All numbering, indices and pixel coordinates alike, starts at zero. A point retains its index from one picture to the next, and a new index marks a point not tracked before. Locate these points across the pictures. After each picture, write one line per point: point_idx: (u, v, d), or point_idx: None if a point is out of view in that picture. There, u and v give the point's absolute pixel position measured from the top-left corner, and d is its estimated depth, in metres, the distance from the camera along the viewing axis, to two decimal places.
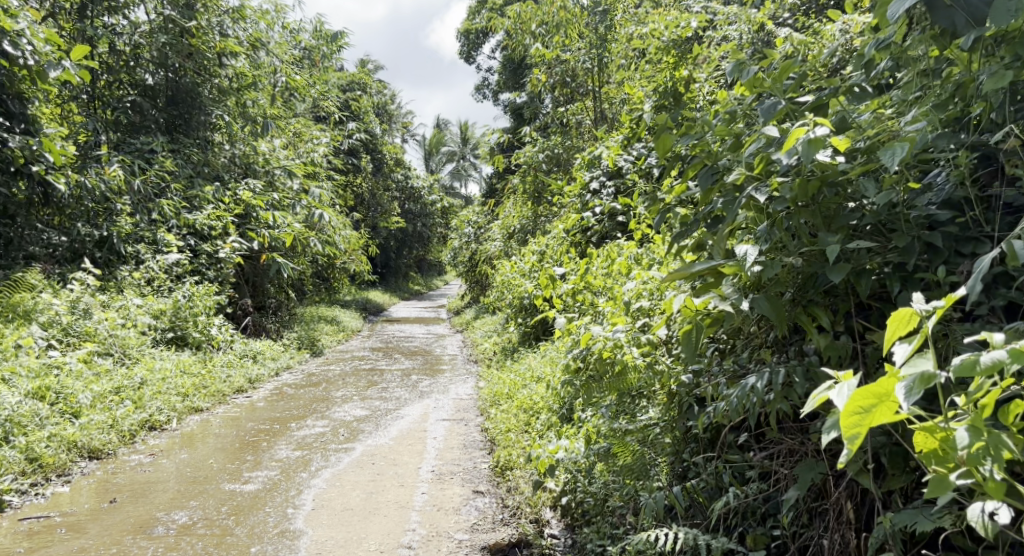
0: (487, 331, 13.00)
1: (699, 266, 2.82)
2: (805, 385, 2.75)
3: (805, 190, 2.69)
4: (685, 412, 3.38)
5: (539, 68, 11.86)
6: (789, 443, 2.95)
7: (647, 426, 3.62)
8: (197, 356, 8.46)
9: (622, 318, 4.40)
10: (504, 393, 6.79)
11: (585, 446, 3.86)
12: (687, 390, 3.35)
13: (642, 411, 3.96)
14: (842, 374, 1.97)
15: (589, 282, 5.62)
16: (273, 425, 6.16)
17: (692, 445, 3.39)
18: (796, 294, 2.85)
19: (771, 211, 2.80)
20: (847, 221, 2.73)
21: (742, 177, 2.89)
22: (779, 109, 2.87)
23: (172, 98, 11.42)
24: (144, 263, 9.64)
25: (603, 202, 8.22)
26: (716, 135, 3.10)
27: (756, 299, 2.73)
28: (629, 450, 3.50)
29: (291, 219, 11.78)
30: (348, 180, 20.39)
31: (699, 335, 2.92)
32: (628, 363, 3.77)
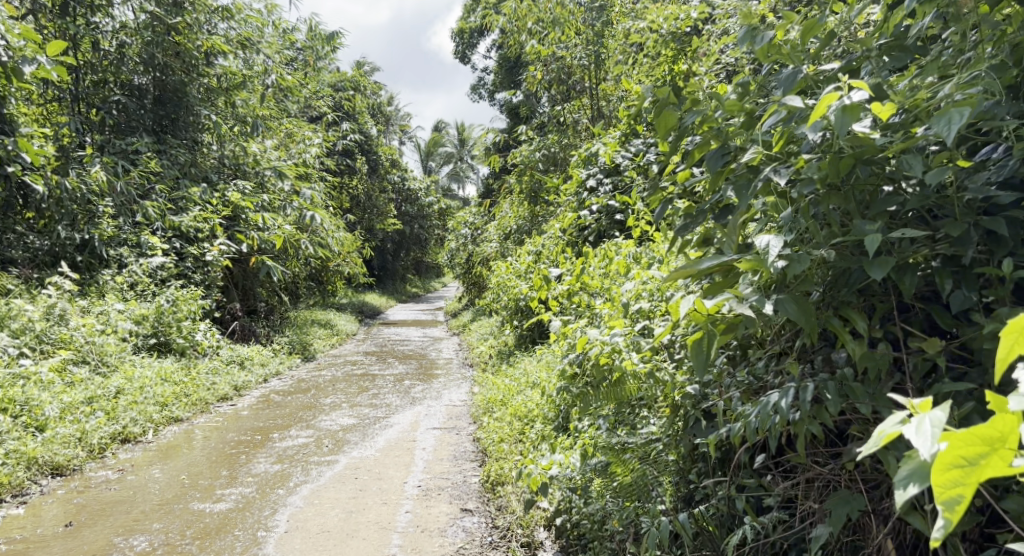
0: (484, 334, 12.70)
1: (707, 263, 2.50)
2: (838, 404, 2.48)
3: (836, 168, 2.42)
4: (691, 427, 3.09)
5: (535, 64, 11.57)
6: (816, 472, 2.68)
7: (648, 442, 3.32)
8: (181, 363, 8.16)
9: (621, 321, 4.11)
10: (498, 399, 6.50)
11: (581, 462, 3.55)
12: (693, 402, 3.09)
13: (644, 422, 3.67)
14: (923, 404, 1.64)
15: (585, 282, 5.35)
16: (255, 436, 5.86)
17: (700, 465, 3.11)
18: (826, 293, 2.57)
19: (796, 196, 2.53)
20: (886, 207, 2.45)
21: (759, 157, 2.63)
22: (799, 79, 2.65)
23: (159, 98, 11.14)
24: (127, 267, 9.35)
25: (600, 200, 7.95)
26: (727, 112, 2.83)
27: (782, 302, 2.44)
28: (627, 468, 3.24)
29: (281, 221, 11.51)
30: (342, 182, 20.10)
31: (711, 344, 2.57)
32: (628, 370, 3.52)
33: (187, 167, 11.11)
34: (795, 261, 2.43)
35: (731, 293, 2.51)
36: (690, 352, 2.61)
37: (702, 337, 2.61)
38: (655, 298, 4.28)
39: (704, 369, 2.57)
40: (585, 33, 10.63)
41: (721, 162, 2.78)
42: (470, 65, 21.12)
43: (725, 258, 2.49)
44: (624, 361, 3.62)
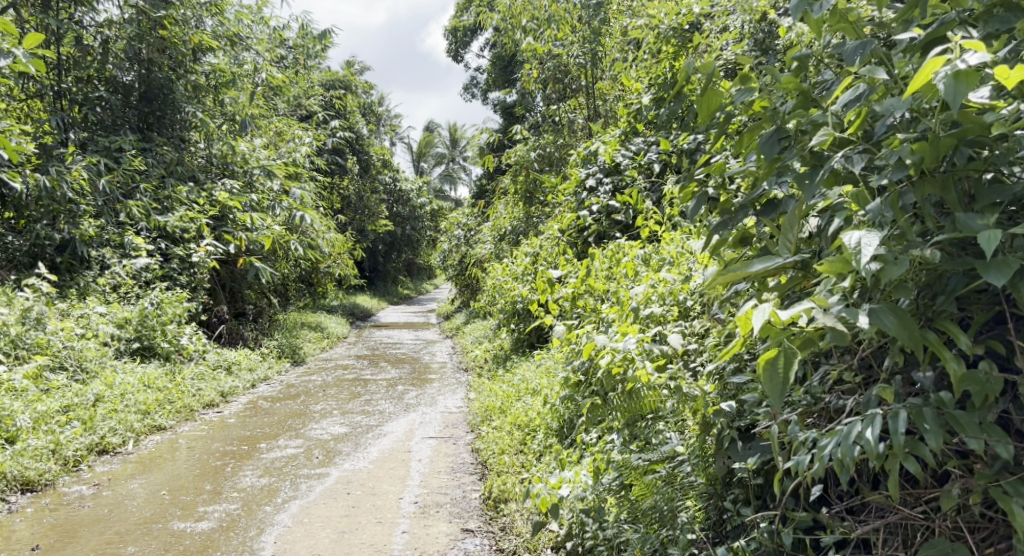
0: (478, 337, 12.42)
1: (758, 264, 2.35)
2: (938, 435, 2.13)
3: (936, 149, 2.16)
4: (725, 449, 2.83)
5: (530, 63, 11.32)
6: (904, 514, 2.38)
7: (671, 458, 3.15)
8: (165, 368, 7.87)
9: (633, 327, 3.87)
10: (497, 406, 6.24)
11: (592, 481, 3.40)
12: (728, 421, 2.82)
13: (658, 436, 3.40)
14: None
15: (591, 285, 5.10)
16: (241, 446, 5.57)
17: (736, 490, 2.85)
18: (916, 304, 2.25)
19: (885, 183, 2.25)
20: (994, 199, 2.15)
21: (830, 140, 2.35)
22: (869, 49, 2.36)
23: (146, 95, 10.86)
24: (110, 268, 9.03)
25: (599, 200, 7.71)
26: (780, 89, 2.57)
27: (879, 310, 2.10)
28: (647, 491, 3.09)
29: (271, 221, 11.23)
30: (333, 182, 19.81)
31: (792, 366, 2.12)
32: (643, 381, 3.30)
33: (174, 166, 10.81)
34: (890, 264, 2.11)
35: (811, 301, 2.16)
36: (761, 372, 2.15)
37: (776, 355, 2.16)
38: (667, 301, 4.04)
39: (782, 397, 2.10)
40: (582, 30, 10.41)
41: (778, 147, 2.54)
42: (463, 65, 20.83)
43: (777, 260, 2.34)
44: (638, 370, 3.39)
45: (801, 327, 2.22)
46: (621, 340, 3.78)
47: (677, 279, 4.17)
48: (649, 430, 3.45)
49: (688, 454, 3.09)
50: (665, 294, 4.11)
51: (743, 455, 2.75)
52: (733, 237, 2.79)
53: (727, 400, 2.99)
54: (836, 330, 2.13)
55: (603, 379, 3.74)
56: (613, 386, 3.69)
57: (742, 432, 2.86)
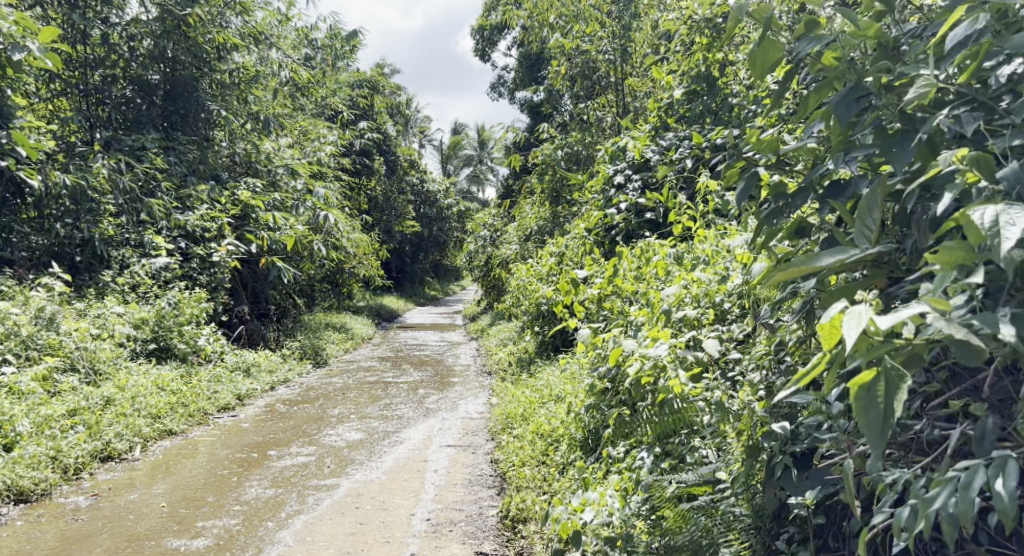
0: (502, 340, 12.12)
1: (826, 261, 1.98)
2: None
3: None
4: (774, 475, 2.53)
5: (558, 58, 11.00)
6: None
7: (709, 478, 2.86)
8: (181, 370, 7.68)
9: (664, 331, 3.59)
10: (518, 414, 5.93)
11: (618, 506, 3.09)
12: (782, 446, 2.50)
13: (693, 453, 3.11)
14: None
15: (618, 286, 4.78)
16: (251, 454, 5.33)
17: (791, 528, 2.53)
18: None
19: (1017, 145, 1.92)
20: None
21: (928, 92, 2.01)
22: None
23: (170, 94, 10.73)
24: (129, 267, 8.82)
25: (628, 197, 7.38)
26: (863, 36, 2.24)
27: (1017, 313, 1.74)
28: (683, 520, 2.80)
29: (294, 221, 11.04)
30: (359, 183, 19.64)
31: (900, 395, 1.64)
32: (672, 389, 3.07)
33: (197, 164, 10.64)
34: None
35: (927, 304, 1.71)
36: (853, 399, 1.68)
37: (874, 378, 1.68)
38: (702, 303, 3.75)
39: (884, 436, 1.62)
40: (611, 25, 10.09)
41: (856, 108, 2.19)
42: (490, 64, 20.54)
43: (848, 256, 1.97)
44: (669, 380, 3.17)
45: (905, 341, 1.74)
46: (651, 344, 3.50)
47: (712, 279, 3.84)
48: (684, 448, 3.17)
49: (729, 478, 2.80)
50: (700, 296, 3.80)
51: (798, 488, 2.40)
52: (784, 230, 2.51)
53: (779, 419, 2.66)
54: (966, 343, 1.70)
55: (631, 387, 3.48)
56: (644, 396, 3.41)
57: (800, 458, 2.50)
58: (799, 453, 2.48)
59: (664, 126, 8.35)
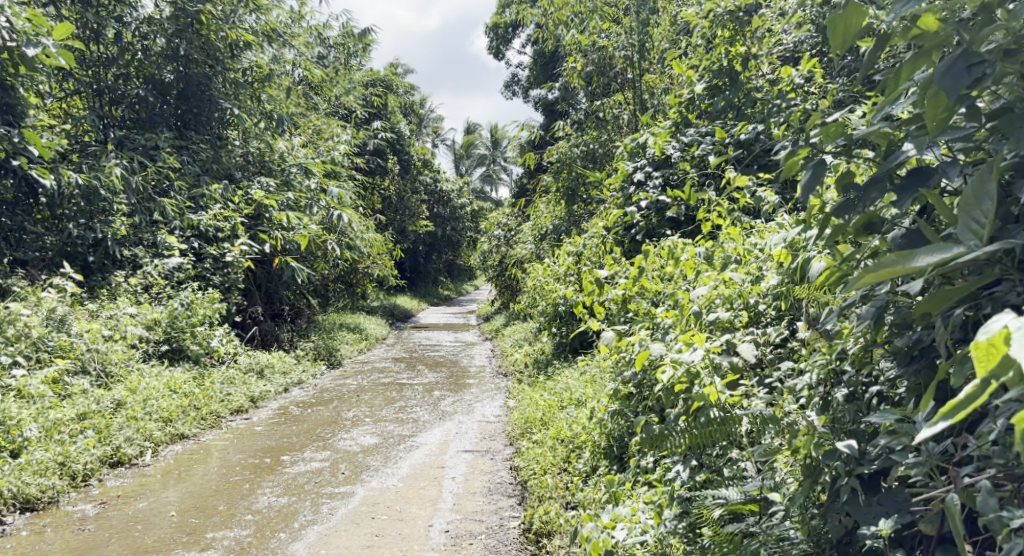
0: (517, 340, 11.97)
1: (927, 261, 1.73)
2: None
3: None
4: (837, 497, 2.42)
5: (575, 55, 10.82)
6: None
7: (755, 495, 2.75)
8: (194, 372, 7.57)
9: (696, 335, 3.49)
10: (537, 418, 5.76)
11: (653, 524, 3.04)
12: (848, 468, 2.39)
13: (731, 466, 3.05)
14: None
15: (643, 287, 4.61)
16: (264, 460, 5.20)
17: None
18: None
19: None
20: None
21: None
22: None
23: (183, 93, 10.64)
24: (142, 268, 8.71)
25: (648, 195, 7.20)
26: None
27: None
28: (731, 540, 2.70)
29: (307, 220, 10.91)
30: (373, 182, 19.53)
31: None
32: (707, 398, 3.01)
33: (211, 164, 10.53)
34: None
35: None
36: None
37: None
38: (735, 305, 3.64)
39: None
40: (629, 21, 9.91)
41: (968, 79, 1.83)
42: (504, 62, 20.36)
43: (955, 253, 1.73)
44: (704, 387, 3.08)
45: None
46: (682, 349, 3.40)
47: (745, 280, 3.72)
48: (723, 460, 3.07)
49: (782, 499, 2.63)
50: (733, 298, 3.68)
51: (870, 517, 2.27)
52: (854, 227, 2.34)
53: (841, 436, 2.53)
54: None
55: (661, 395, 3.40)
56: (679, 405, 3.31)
57: (865, 480, 2.41)
58: (866, 474, 2.38)
59: (684, 122, 8.17)
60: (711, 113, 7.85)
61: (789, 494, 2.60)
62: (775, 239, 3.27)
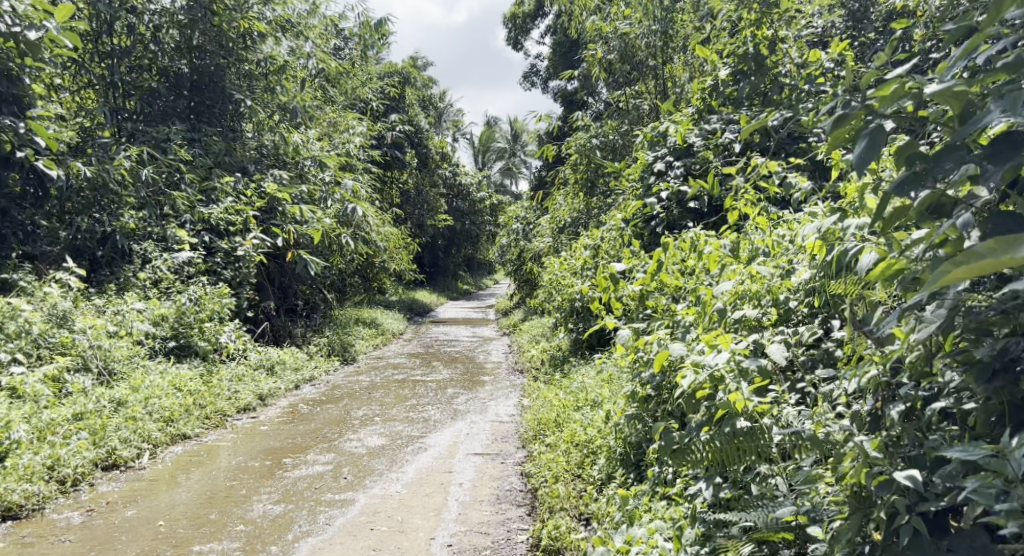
0: (534, 336, 11.71)
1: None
2: None
3: None
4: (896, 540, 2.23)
5: (595, 43, 10.50)
6: None
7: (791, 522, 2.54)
8: (201, 369, 7.37)
9: (719, 335, 3.23)
10: (552, 419, 5.51)
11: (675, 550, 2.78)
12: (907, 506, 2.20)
13: (762, 481, 2.78)
14: None
15: (663, 282, 4.35)
16: (265, 462, 5.03)
17: None
18: None
19: None
20: None
21: None
22: None
23: (197, 85, 10.45)
24: (151, 262, 8.49)
25: (670, 185, 6.92)
26: None
27: None
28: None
29: (322, 214, 10.69)
30: (390, 175, 19.30)
31: None
32: (735, 405, 2.82)
33: (223, 156, 10.31)
34: None
35: None
36: None
37: None
38: (764, 302, 3.42)
39: None
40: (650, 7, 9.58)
41: None
42: (523, 53, 20.02)
43: None
44: (729, 393, 2.90)
45: None
46: (706, 350, 3.17)
47: (773, 274, 3.48)
48: (751, 476, 2.84)
49: (825, 534, 2.41)
50: (759, 295, 3.46)
51: None
52: (918, 213, 2.15)
53: (900, 462, 2.32)
54: None
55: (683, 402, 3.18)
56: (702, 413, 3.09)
57: (931, 519, 2.21)
58: (930, 513, 2.21)
59: (708, 110, 7.87)
60: (736, 100, 7.54)
61: (832, 527, 2.39)
62: (808, 229, 3.06)
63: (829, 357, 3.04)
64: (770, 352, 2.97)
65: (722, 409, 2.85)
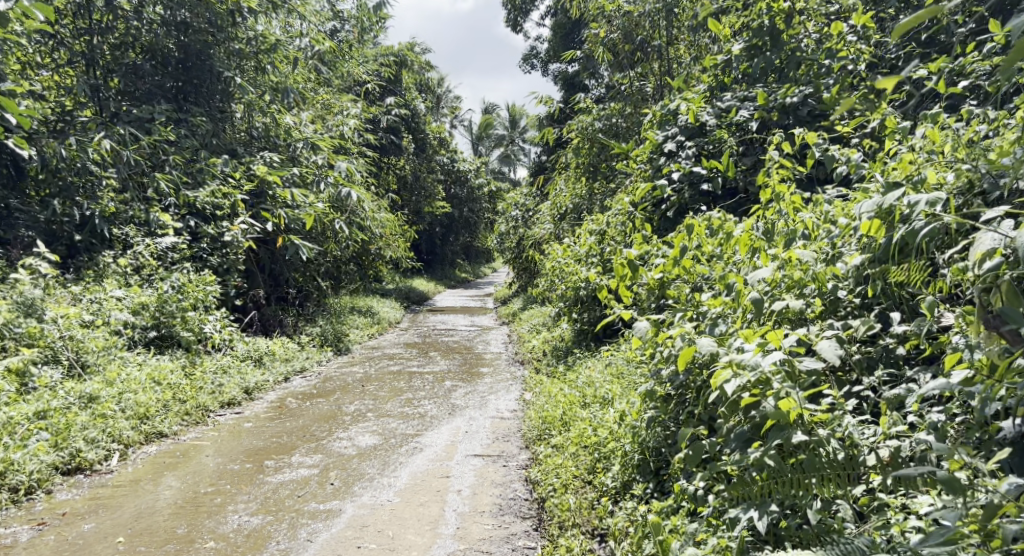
0: (535, 326, 11.30)
1: None
2: None
3: None
4: None
5: (599, 21, 10.00)
6: None
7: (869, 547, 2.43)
8: (183, 360, 6.93)
9: (758, 331, 2.89)
10: (557, 417, 5.12)
11: None
12: None
13: (824, 507, 2.62)
14: None
15: (686, 267, 3.91)
16: (246, 464, 4.62)
17: None
18: None
19: None
20: None
21: None
22: None
23: (184, 62, 9.94)
24: (132, 247, 8.01)
25: (682, 166, 6.50)
26: None
27: None
28: None
29: (314, 198, 10.23)
30: (387, 161, 18.81)
31: None
32: (791, 407, 2.61)
33: (211, 138, 9.82)
34: None
35: None
36: None
37: None
38: (809, 293, 3.06)
39: None
40: None
41: None
42: (522, 35, 19.49)
43: None
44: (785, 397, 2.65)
45: None
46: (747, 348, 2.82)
47: (816, 260, 3.13)
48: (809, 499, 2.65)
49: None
50: (803, 282, 3.11)
51: None
52: None
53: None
54: None
55: (725, 411, 2.92)
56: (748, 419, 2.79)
57: None
58: None
59: (720, 88, 7.44)
60: (750, 77, 7.11)
61: None
62: (868, 206, 2.78)
63: (889, 354, 2.84)
64: (822, 350, 2.68)
65: (772, 420, 2.65)
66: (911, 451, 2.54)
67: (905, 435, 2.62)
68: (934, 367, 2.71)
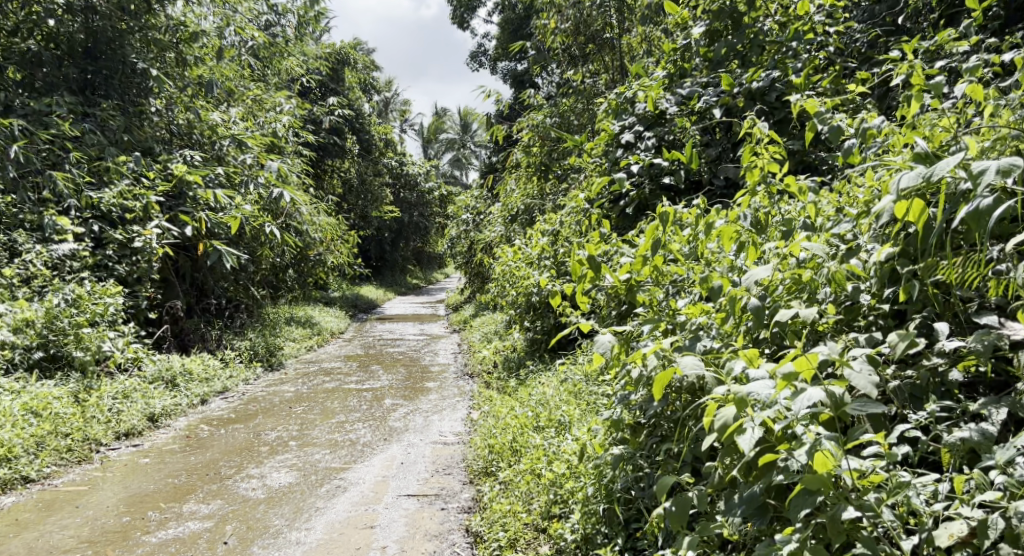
0: (486, 334, 10.56)
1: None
2: None
3: None
4: None
5: (548, 9, 9.26)
6: None
7: None
8: (74, 386, 5.98)
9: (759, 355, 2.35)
10: (506, 448, 4.37)
11: None
12: None
13: None
14: None
15: (656, 267, 3.21)
16: (123, 518, 3.77)
17: None
18: None
19: None
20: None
21: None
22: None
23: (91, 51, 8.71)
24: (22, 256, 6.97)
25: (640, 157, 5.80)
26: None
27: None
28: None
29: (242, 200, 9.32)
30: (330, 164, 17.86)
31: None
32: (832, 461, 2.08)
33: (123, 134, 8.57)
34: None
35: None
36: None
37: None
38: (816, 303, 2.47)
39: None
40: None
41: None
42: (470, 33, 18.75)
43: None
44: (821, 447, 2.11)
45: None
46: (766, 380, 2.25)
47: (828, 256, 2.50)
48: None
49: None
50: (814, 285, 2.48)
51: None
52: None
53: None
54: None
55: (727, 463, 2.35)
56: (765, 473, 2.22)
57: None
58: None
59: (680, 74, 6.68)
60: (712, 62, 6.43)
61: None
62: (913, 180, 2.13)
63: (937, 380, 2.31)
64: (852, 379, 2.12)
65: (803, 486, 2.08)
66: (1004, 528, 1.98)
67: (993, 504, 2.05)
68: (1006, 399, 2.21)
